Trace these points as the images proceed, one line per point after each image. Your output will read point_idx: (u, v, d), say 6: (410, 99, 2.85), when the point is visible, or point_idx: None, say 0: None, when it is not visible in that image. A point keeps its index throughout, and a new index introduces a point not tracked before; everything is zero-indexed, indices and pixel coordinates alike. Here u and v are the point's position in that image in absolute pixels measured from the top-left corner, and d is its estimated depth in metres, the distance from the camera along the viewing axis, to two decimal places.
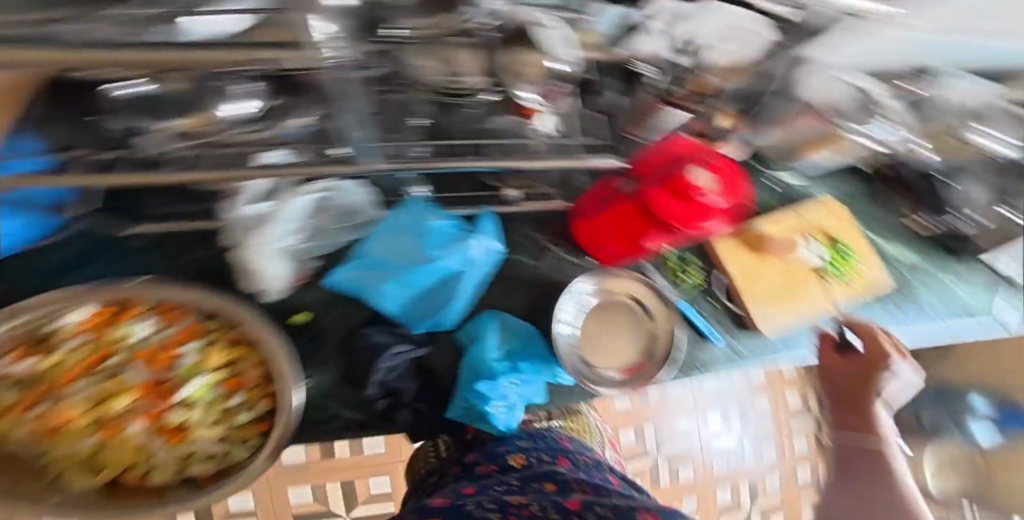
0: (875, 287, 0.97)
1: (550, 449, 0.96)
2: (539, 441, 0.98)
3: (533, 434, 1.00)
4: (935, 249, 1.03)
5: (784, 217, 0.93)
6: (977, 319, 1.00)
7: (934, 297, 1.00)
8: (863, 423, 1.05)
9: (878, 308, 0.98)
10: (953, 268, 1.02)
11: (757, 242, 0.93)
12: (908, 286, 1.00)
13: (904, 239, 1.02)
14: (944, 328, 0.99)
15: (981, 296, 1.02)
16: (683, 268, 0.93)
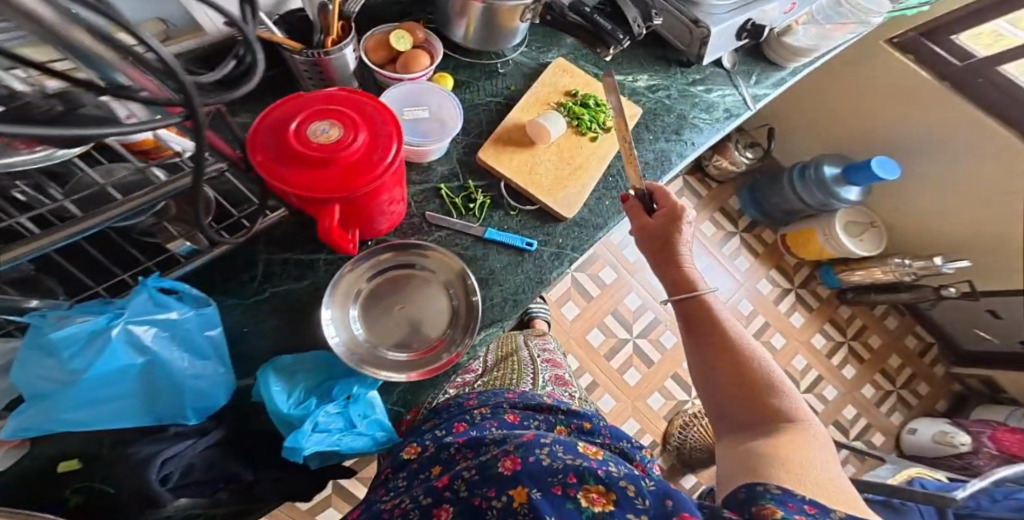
0: (643, 120, 1.00)
1: (447, 410, 0.82)
2: (439, 408, 0.85)
3: (434, 405, 0.87)
4: (673, 68, 1.08)
5: (527, 100, 0.92)
6: (734, 111, 1.10)
7: (694, 110, 1.06)
8: (709, 318, 0.77)
9: (658, 141, 1.00)
10: (694, 78, 1.09)
11: (517, 133, 0.89)
12: (671, 110, 1.04)
13: (645, 71, 1.06)
14: (715, 132, 1.06)
15: (726, 92, 1.11)
16: (467, 198, 0.84)
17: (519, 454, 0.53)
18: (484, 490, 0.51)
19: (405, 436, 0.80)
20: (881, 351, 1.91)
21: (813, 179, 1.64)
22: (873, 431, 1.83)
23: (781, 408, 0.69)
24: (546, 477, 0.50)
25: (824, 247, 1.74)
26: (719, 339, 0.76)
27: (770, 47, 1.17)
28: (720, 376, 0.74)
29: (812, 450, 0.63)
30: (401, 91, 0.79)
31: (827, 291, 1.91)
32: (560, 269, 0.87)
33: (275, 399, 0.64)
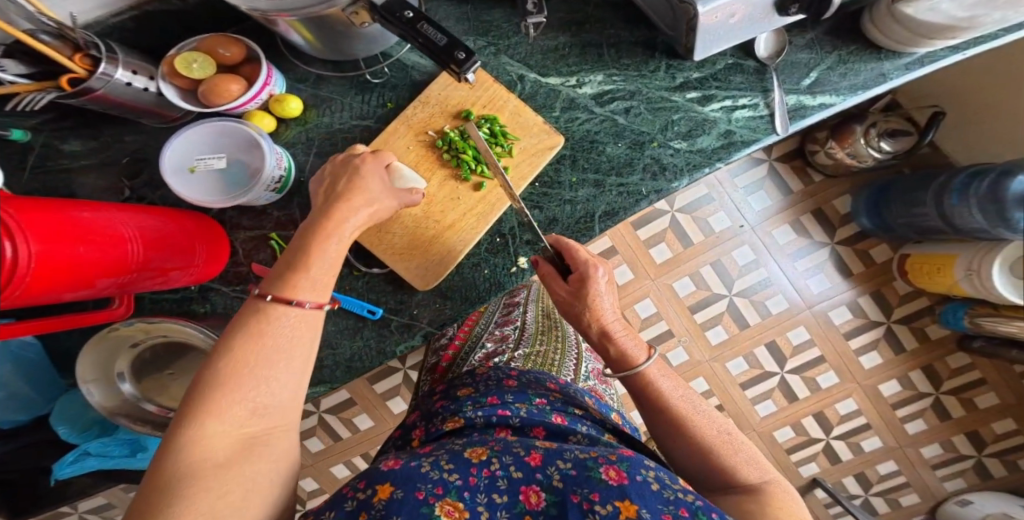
0: (569, 152, 0.69)
1: (486, 394, 0.75)
2: (478, 386, 0.79)
3: (472, 380, 0.82)
4: (653, 61, 0.66)
5: (396, 126, 0.71)
6: (739, 137, 0.64)
7: (666, 133, 0.66)
8: (657, 400, 0.63)
9: (584, 186, 0.69)
10: (686, 79, 0.65)
11: None
12: (622, 134, 0.68)
13: (601, 68, 0.68)
14: (689, 173, 0.66)
15: (739, 101, 0.64)
16: None
17: (625, 469, 0.51)
18: (586, 490, 0.49)
19: (447, 409, 0.75)
20: (985, 414, 1.42)
21: (979, 193, 0.99)
22: (907, 490, 1.48)
23: (753, 466, 0.58)
24: (656, 501, 0.48)
25: (959, 282, 1.18)
26: (671, 418, 0.62)
27: (879, 23, 0.59)
28: (685, 443, 0.61)
29: (793, 508, 0.55)
30: (207, 129, 0.69)
31: (944, 332, 1.40)
32: (407, 344, 0.74)
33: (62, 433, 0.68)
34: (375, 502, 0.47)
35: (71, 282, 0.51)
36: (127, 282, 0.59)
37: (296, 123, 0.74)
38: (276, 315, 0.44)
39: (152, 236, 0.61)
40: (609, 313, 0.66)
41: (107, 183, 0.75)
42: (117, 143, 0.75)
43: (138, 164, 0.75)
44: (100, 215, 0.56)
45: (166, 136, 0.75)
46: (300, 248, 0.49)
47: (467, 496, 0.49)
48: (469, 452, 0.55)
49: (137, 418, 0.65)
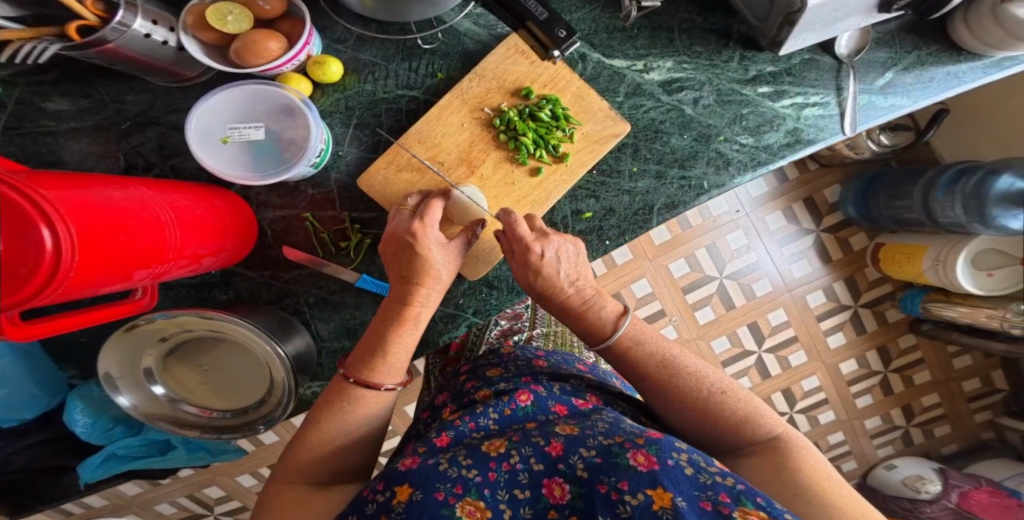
0: (632, 140, 0.67)
1: (519, 373, 0.68)
2: (507, 367, 0.71)
3: (500, 360, 0.74)
4: (727, 50, 0.65)
5: (451, 100, 0.66)
6: (806, 135, 0.65)
7: (733, 127, 0.66)
8: (636, 365, 0.59)
9: (645, 177, 0.67)
10: (759, 72, 0.65)
11: (428, 150, 0.67)
12: (689, 125, 0.66)
13: (671, 54, 0.66)
14: (753, 167, 0.66)
15: (809, 99, 0.65)
16: (340, 233, 0.68)
17: (655, 453, 0.45)
18: (613, 478, 0.44)
19: (477, 386, 0.69)
20: (922, 388, 1.58)
21: (965, 189, 1.05)
22: (847, 458, 1.60)
23: (758, 421, 0.54)
24: (691, 486, 0.42)
25: (925, 272, 1.28)
26: (656, 383, 0.58)
27: (973, 22, 0.59)
28: (679, 411, 0.57)
29: (811, 456, 0.50)
30: (238, 95, 0.61)
31: (900, 315, 1.53)
32: (451, 334, 0.71)
33: (76, 430, 0.70)
34: (395, 505, 0.44)
35: (109, 273, 0.43)
36: (162, 272, 0.51)
37: (334, 89, 0.67)
38: (361, 396, 0.57)
39: (185, 217, 0.53)
40: (567, 283, 0.61)
41: (103, 149, 0.64)
42: (115, 104, 0.64)
43: (142, 128, 0.65)
44: (133, 194, 0.48)
45: (176, 98, 0.65)
46: (379, 337, 0.58)
47: (488, 493, 0.46)
48: (486, 446, 0.50)
49: (176, 420, 0.65)
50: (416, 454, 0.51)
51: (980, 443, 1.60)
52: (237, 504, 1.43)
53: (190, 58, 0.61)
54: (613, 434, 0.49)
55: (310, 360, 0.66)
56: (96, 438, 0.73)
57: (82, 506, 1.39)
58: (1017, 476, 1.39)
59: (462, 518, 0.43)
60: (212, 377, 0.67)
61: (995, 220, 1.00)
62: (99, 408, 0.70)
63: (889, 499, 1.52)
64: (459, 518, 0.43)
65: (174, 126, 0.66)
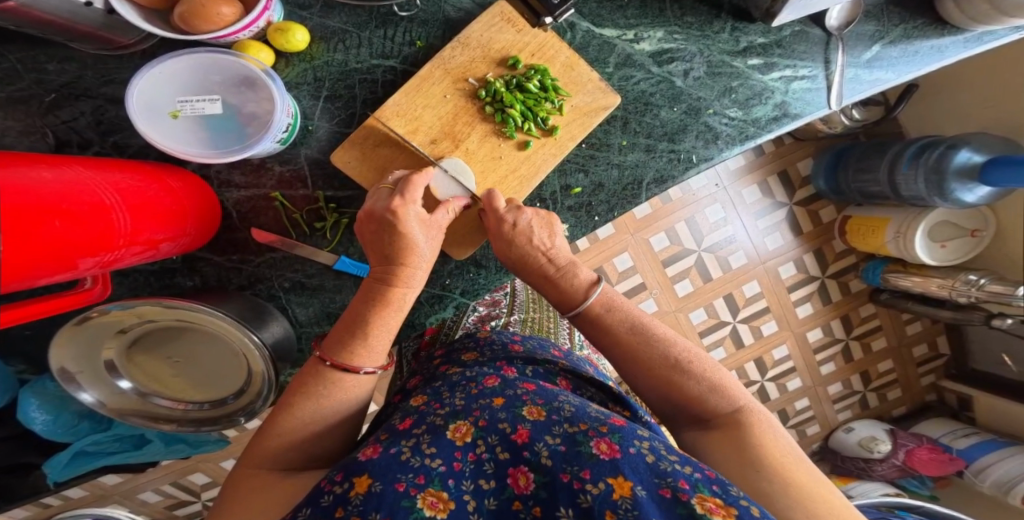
0: (621, 113, 0.65)
1: (493, 358, 0.66)
2: (483, 351, 0.69)
3: (476, 344, 0.71)
4: (719, 21, 0.64)
5: (432, 70, 0.62)
6: (794, 109, 0.64)
7: (722, 100, 0.65)
8: (605, 334, 0.56)
9: (634, 150, 0.65)
10: (750, 43, 0.64)
11: (407, 124, 0.63)
12: (679, 98, 0.65)
13: (662, 24, 0.64)
14: (741, 141, 0.65)
15: (798, 72, 0.64)
16: (315, 213, 0.64)
17: (618, 441, 0.45)
18: (575, 467, 0.43)
19: (450, 369, 0.66)
20: (879, 354, 1.67)
21: (928, 163, 1.08)
22: (811, 422, 1.68)
23: (724, 392, 0.51)
24: (650, 474, 0.42)
25: (886, 244, 1.34)
26: (626, 352, 0.55)
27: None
28: (649, 380, 0.54)
29: (770, 430, 0.48)
30: (189, 65, 0.53)
31: (861, 286, 1.60)
32: (437, 316, 0.69)
33: (36, 429, 0.67)
34: (353, 497, 0.41)
35: (50, 261, 0.37)
36: (113, 260, 0.46)
37: (299, 59, 0.61)
38: (338, 379, 0.53)
39: (135, 199, 0.47)
40: (543, 253, 0.58)
41: (23, 124, 0.55)
42: (34, 73, 0.56)
43: (67, 103, 0.56)
44: (68, 175, 0.42)
45: (109, 67, 0.57)
46: (363, 315, 0.55)
47: (451, 484, 0.44)
48: (452, 431, 0.47)
49: (149, 415, 0.63)
50: (378, 439, 0.48)
51: (924, 404, 1.71)
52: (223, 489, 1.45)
53: (122, 22, 0.53)
54: (580, 421, 0.47)
55: (290, 347, 0.63)
56: (63, 436, 0.71)
57: (58, 497, 1.35)
58: (951, 432, 1.52)
59: (425, 510, 0.41)
60: (182, 370, 0.63)
61: (951, 194, 1.05)
62: (59, 406, 0.67)
63: (846, 459, 1.60)
64: (421, 510, 0.41)
65: (109, 99, 0.57)
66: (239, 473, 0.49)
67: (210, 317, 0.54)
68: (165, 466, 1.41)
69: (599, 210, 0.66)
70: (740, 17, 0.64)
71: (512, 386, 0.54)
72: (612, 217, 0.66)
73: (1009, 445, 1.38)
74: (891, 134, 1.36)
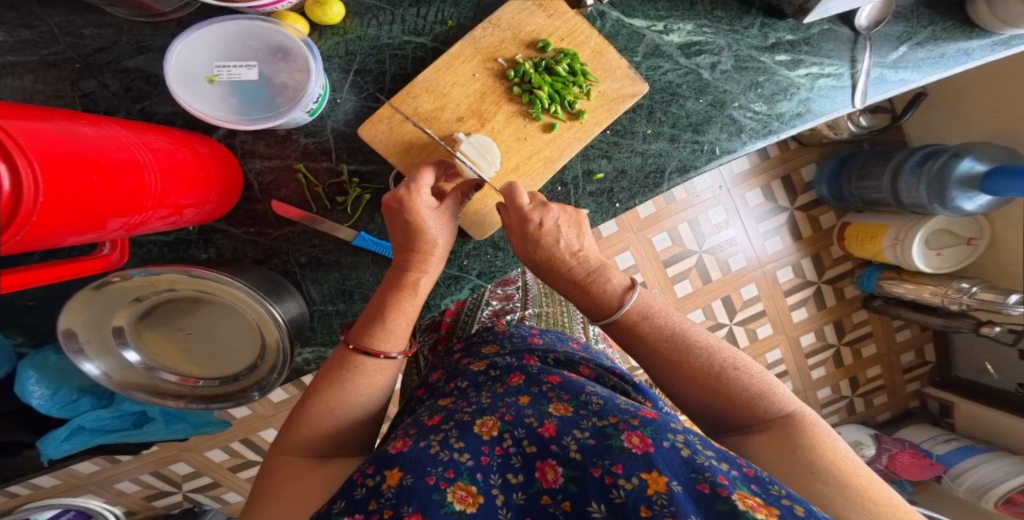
0: (647, 102, 0.65)
1: (515, 350, 0.67)
2: (503, 343, 0.70)
3: (495, 337, 0.72)
4: (748, 17, 0.65)
5: (462, 49, 0.62)
6: (816, 106, 0.65)
7: (748, 94, 0.65)
8: (644, 341, 0.56)
9: (658, 139, 0.66)
10: (778, 40, 0.65)
11: (435, 101, 0.62)
12: (705, 90, 0.65)
13: (692, 17, 0.64)
14: (764, 135, 0.66)
15: (825, 69, 0.65)
16: (336, 187, 0.63)
17: (650, 434, 0.46)
18: (607, 461, 0.44)
19: (471, 361, 0.67)
20: (870, 360, 1.70)
21: (931, 171, 1.09)
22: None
23: (771, 398, 0.52)
24: (686, 469, 0.42)
25: (884, 250, 1.36)
26: (664, 359, 0.56)
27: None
28: (690, 388, 0.55)
29: (826, 437, 0.48)
30: (225, 31, 0.52)
31: (855, 292, 1.63)
32: (452, 297, 0.69)
33: (33, 403, 0.64)
34: (385, 490, 0.43)
35: (78, 219, 0.36)
36: (138, 222, 0.44)
37: (332, 32, 0.61)
38: (360, 363, 0.53)
39: (166, 161, 0.46)
40: (565, 250, 0.58)
41: (53, 88, 0.54)
42: (69, 37, 0.54)
43: (97, 70, 0.55)
44: (106, 132, 0.41)
45: (144, 34, 0.55)
46: (383, 303, 0.55)
47: (480, 478, 0.45)
48: (478, 425, 0.50)
49: (155, 390, 0.60)
50: (407, 434, 0.50)
51: (908, 410, 1.75)
52: (207, 479, 1.44)
53: None
54: (614, 418, 0.48)
55: (303, 324, 0.62)
56: (60, 412, 0.67)
57: (28, 486, 1.31)
58: (931, 438, 1.56)
59: (454, 504, 0.43)
60: (193, 342, 0.61)
61: (952, 202, 1.07)
62: (59, 378, 0.64)
63: None
64: (451, 504, 0.43)
65: (138, 66, 0.55)
66: (273, 460, 0.48)
67: (231, 282, 0.52)
68: (145, 455, 1.37)
69: (617, 198, 0.67)
70: (769, 12, 0.65)
71: (534, 384, 0.56)
72: (631, 205, 0.67)
73: (987, 452, 1.40)
74: (894, 142, 1.38)
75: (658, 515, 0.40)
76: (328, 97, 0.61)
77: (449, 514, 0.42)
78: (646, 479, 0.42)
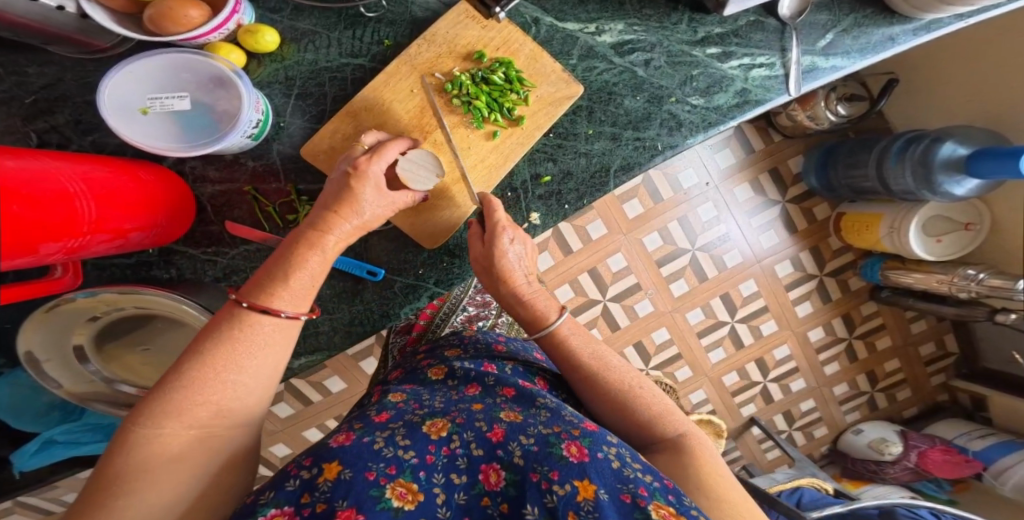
0: (587, 103, 0.66)
1: (477, 356, 0.67)
2: (467, 348, 0.71)
3: (460, 341, 0.73)
4: (677, 13, 0.65)
5: (399, 66, 0.64)
6: (755, 96, 0.66)
7: (684, 88, 0.66)
8: (567, 357, 0.58)
9: (600, 139, 0.66)
10: (707, 33, 0.65)
11: (376, 118, 0.64)
12: (642, 87, 0.66)
13: (622, 17, 0.65)
14: (704, 129, 0.66)
15: (757, 60, 0.65)
16: (288, 206, 0.65)
17: (588, 445, 0.46)
18: (545, 468, 0.44)
19: (430, 364, 0.68)
20: (884, 353, 1.64)
21: (914, 156, 1.07)
22: (819, 424, 1.65)
23: (669, 418, 0.53)
24: (613, 479, 0.43)
25: (881, 239, 1.33)
26: (585, 375, 0.56)
27: None
28: (603, 404, 0.55)
29: (710, 459, 0.50)
30: (157, 67, 0.55)
31: (861, 283, 1.58)
32: (412, 306, 0.69)
33: (3, 417, 0.67)
34: (320, 483, 0.42)
35: (16, 249, 0.39)
36: (78, 247, 0.47)
37: (270, 59, 0.64)
38: (253, 323, 0.46)
39: (100, 189, 0.49)
40: (522, 275, 0.61)
41: (5, 124, 0.58)
42: (14, 75, 0.58)
43: (45, 105, 0.58)
44: (32, 165, 0.43)
45: (87, 70, 0.59)
46: (286, 256, 0.50)
47: (422, 476, 0.45)
48: (428, 426, 0.50)
49: (114, 401, 0.63)
50: (350, 429, 0.50)
51: (936, 404, 1.67)
52: None
53: (97, 26, 0.55)
54: (559, 427, 0.48)
55: None
56: (31, 425, 0.70)
57: (61, 505, 1.38)
58: (966, 434, 1.44)
59: (392, 499, 0.42)
60: (152, 357, 0.64)
61: (940, 187, 1.03)
62: (27, 394, 0.68)
63: (856, 461, 1.58)
64: (389, 499, 0.42)
65: (88, 101, 0.59)
66: (125, 431, 0.40)
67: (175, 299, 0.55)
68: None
69: (564, 199, 0.67)
70: (693, 6, 0.65)
71: (472, 398, 0.56)
72: (582, 206, 0.67)
73: None
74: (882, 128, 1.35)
75: None
76: (268, 122, 0.63)
77: (385, 510, 0.41)
78: (574, 490, 0.42)
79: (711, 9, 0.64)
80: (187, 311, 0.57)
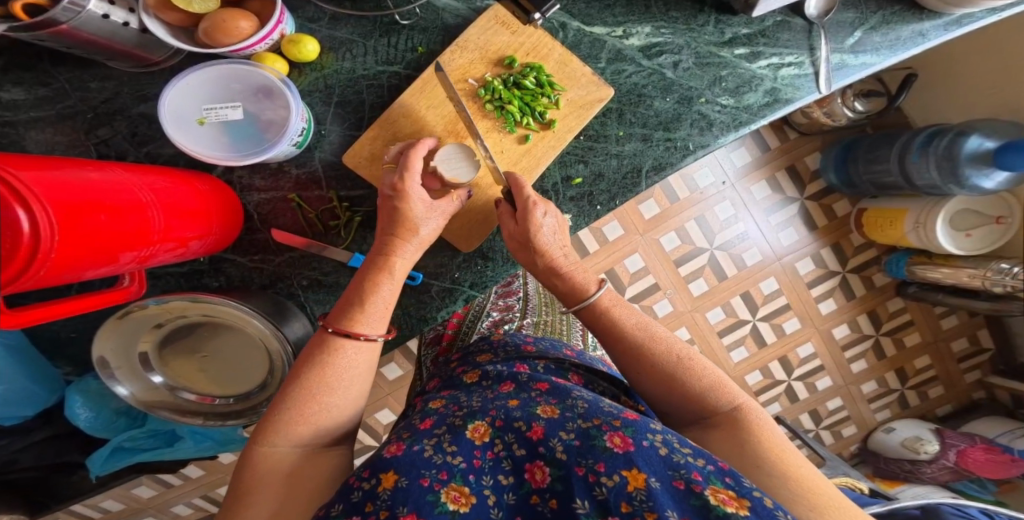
0: (616, 105, 0.67)
1: (507, 358, 0.68)
2: (497, 352, 0.72)
3: (490, 346, 0.74)
4: (703, 15, 0.66)
5: (433, 73, 0.66)
6: (784, 95, 0.66)
7: (714, 88, 0.67)
8: (613, 328, 0.58)
9: (631, 140, 0.67)
10: (734, 34, 0.66)
11: (412, 124, 0.66)
12: (671, 88, 0.67)
13: (649, 20, 0.66)
14: (735, 128, 0.67)
15: (786, 59, 0.66)
16: (329, 213, 0.67)
17: (631, 434, 0.46)
18: (590, 461, 0.45)
19: (466, 370, 0.69)
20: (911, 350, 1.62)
21: (937, 150, 1.07)
22: (847, 422, 1.64)
23: (724, 389, 0.53)
24: (663, 466, 0.43)
25: (906, 235, 1.32)
26: (629, 348, 0.57)
27: None
28: (651, 381, 0.55)
29: (769, 429, 0.50)
30: (207, 78, 0.58)
31: (886, 279, 1.57)
32: (449, 309, 0.70)
33: (79, 423, 0.69)
34: (381, 492, 0.43)
35: (92, 255, 0.41)
36: (147, 255, 0.49)
37: (311, 68, 0.65)
38: (340, 346, 0.53)
39: (167, 198, 0.51)
40: (558, 249, 0.61)
41: (69, 138, 0.60)
42: (78, 91, 0.60)
43: (106, 118, 0.61)
44: (107, 174, 0.45)
45: (142, 83, 0.61)
46: (361, 285, 0.56)
47: (473, 479, 0.46)
48: (471, 430, 0.50)
49: (177, 408, 0.65)
50: (400, 437, 0.51)
51: (970, 402, 1.63)
52: None
53: (155, 40, 0.57)
54: (600, 418, 0.48)
55: (309, 344, 0.65)
56: (101, 432, 0.72)
57: (100, 510, 1.41)
58: (1008, 432, 1.40)
59: (448, 504, 0.43)
60: (211, 364, 0.66)
61: (967, 181, 1.02)
62: (101, 401, 0.69)
63: (889, 461, 1.54)
64: (445, 504, 0.43)
65: (143, 113, 0.62)
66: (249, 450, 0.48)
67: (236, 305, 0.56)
68: (195, 478, 1.43)
69: (596, 199, 0.68)
70: (720, 7, 0.66)
71: (509, 394, 0.56)
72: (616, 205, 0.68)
73: None
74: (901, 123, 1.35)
75: (637, 511, 0.41)
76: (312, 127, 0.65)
77: (443, 514, 0.43)
78: (625, 484, 0.42)
79: (738, 9, 0.65)
80: (254, 325, 0.59)
